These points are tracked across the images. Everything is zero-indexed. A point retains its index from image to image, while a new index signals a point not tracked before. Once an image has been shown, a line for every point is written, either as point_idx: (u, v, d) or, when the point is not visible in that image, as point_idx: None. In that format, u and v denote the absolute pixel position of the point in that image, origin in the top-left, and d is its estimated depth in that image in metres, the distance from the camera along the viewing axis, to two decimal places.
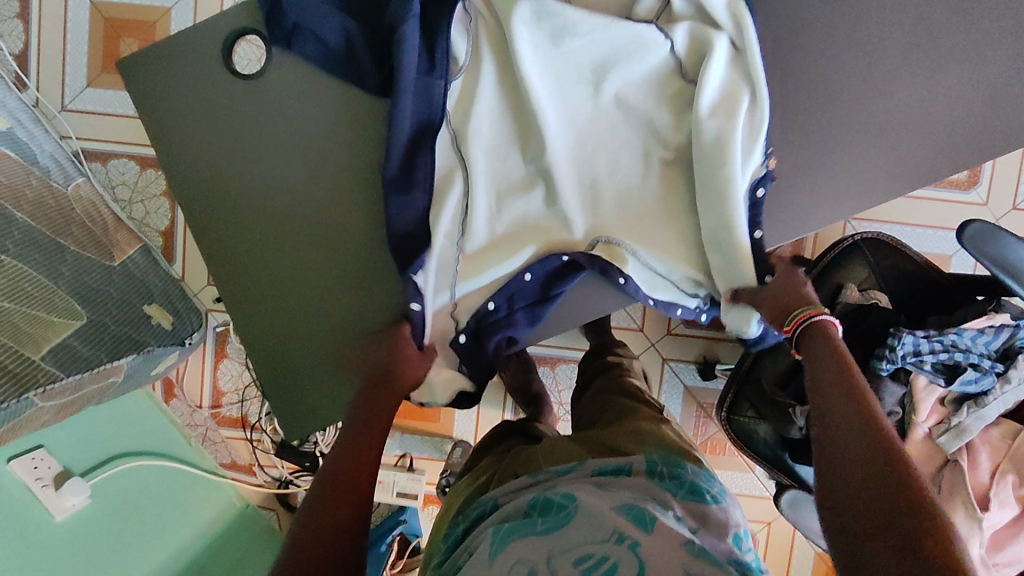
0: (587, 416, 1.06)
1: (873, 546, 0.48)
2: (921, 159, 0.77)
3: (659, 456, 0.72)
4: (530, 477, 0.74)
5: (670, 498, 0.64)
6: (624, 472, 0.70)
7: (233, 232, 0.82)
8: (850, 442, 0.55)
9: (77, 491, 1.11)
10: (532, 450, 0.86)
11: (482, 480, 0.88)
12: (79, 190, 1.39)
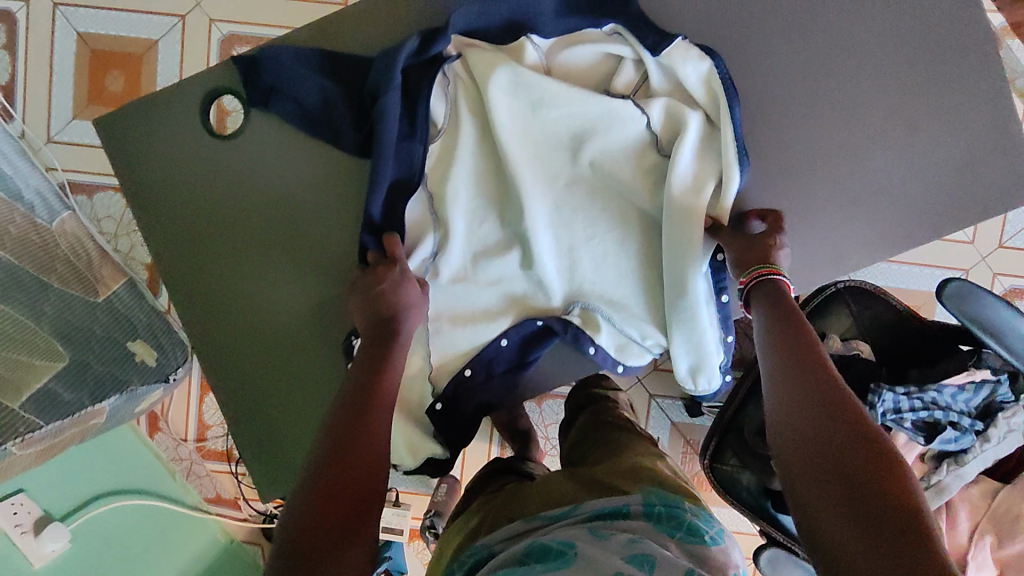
0: (578, 452, 1.00)
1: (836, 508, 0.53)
2: (894, 229, 0.78)
3: (655, 495, 0.69)
4: (524, 522, 0.71)
5: (669, 541, 0.60)
6: (621, 514, 0.65)
7: (213, 286, 0.82)
8: (824, 436, 0.57)
9: (57, 538, 1.15)
10: (530, 489, 0.82)
11: (473, 523, 0.81)
12: (65, 225, 1.37)
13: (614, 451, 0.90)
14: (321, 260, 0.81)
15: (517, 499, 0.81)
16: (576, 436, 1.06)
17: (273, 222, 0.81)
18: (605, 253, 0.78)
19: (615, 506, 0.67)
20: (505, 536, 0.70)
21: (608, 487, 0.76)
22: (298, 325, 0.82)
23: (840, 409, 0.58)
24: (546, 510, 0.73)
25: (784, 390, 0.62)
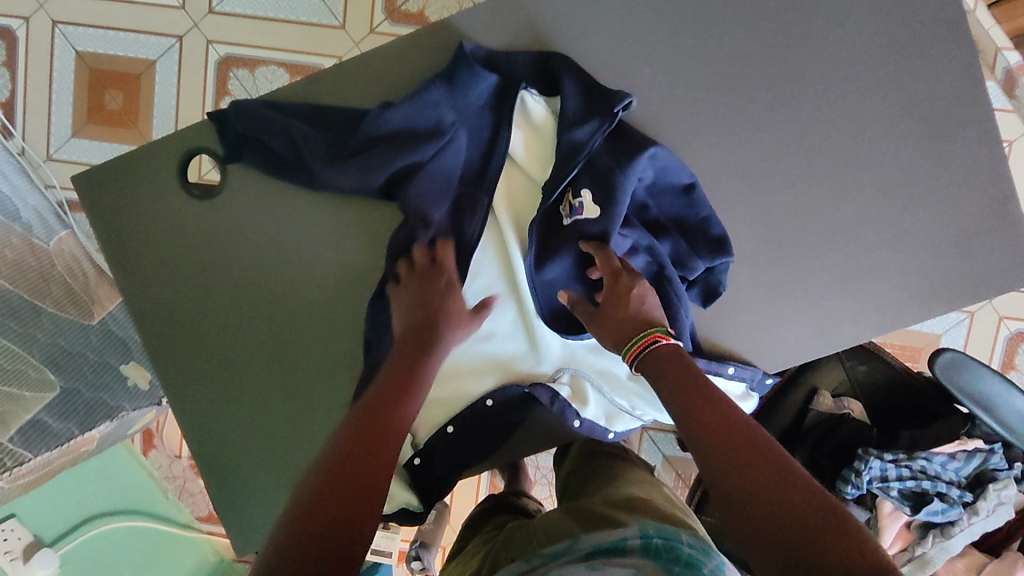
0: (571, 487, 0.92)
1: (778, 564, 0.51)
2: (872, 305, 0.82)
3: (655, 525, 0.62)
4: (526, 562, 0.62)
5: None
6: (618, 548, 0.58)
7: (190, 337, 0.81)
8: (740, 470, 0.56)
9: (46, 563, 1.16)
10: (531, 534, 0.75)
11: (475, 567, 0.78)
12: (62, 243, 1.38)
13: (612, 483, 0.82)
14: (306, 314, 0.82)
15: (516, 547, 0.73)
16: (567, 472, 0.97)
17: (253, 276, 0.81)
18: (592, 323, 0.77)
19: (613, 540, 0.59)
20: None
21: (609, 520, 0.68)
22: (278, 384, 0.82)
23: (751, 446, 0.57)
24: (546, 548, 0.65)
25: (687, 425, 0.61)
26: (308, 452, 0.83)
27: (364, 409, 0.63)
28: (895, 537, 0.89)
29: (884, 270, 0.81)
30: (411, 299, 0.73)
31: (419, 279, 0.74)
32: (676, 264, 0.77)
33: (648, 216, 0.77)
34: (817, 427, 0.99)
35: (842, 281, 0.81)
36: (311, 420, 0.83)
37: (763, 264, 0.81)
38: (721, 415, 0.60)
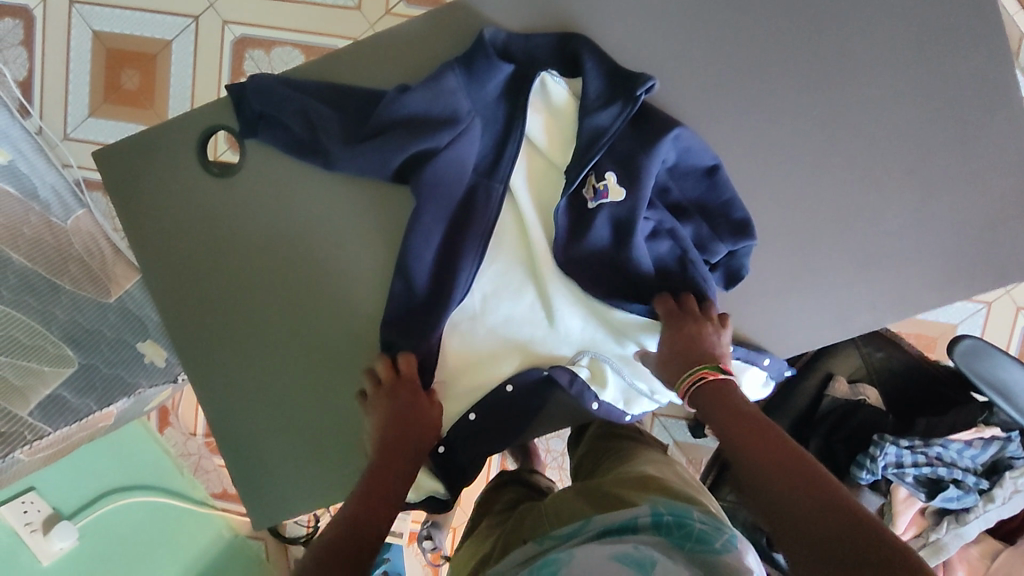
0: (584, 467, 0.93)
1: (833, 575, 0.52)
2: (891, 290, 0.81)
3: (666, 504, 0.64)
4: (536, 544, 0.65)
5: (676, 554, 0.55)
6: (629, 528, 0.60)
7: (208, 315, 0.82)
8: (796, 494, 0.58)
9: (65, 536, 1.17)
10: (543, 513, 0.77)
11: (488, 547, 0.80)
12: (80, 222, 1.40)
13: (624, 463, 0.83)
14: (326, 293, 0.82)
15: (527, 528, 0.75)
16: (581, 453, 0.98)
17: (272, 255, 0.81)
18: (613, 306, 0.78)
19: (624, 519, 0.61)
20: (516, 559, 0.64)
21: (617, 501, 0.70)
22: (296, 362, 0.82)
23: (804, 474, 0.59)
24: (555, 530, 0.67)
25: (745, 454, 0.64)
26: (329, 430, 0.83)
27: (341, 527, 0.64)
28: (909, 522, 0.90)
29: (904, 256, 0.80)
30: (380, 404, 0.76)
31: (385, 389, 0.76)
32: (696, 247, 0.78)
33: (670, 199, 0.76)
34: (832, 413, 0.99)
35: (861, 266, 0.80)
36: (330, 399, 0.83)
37: (783, 248, 0.80)
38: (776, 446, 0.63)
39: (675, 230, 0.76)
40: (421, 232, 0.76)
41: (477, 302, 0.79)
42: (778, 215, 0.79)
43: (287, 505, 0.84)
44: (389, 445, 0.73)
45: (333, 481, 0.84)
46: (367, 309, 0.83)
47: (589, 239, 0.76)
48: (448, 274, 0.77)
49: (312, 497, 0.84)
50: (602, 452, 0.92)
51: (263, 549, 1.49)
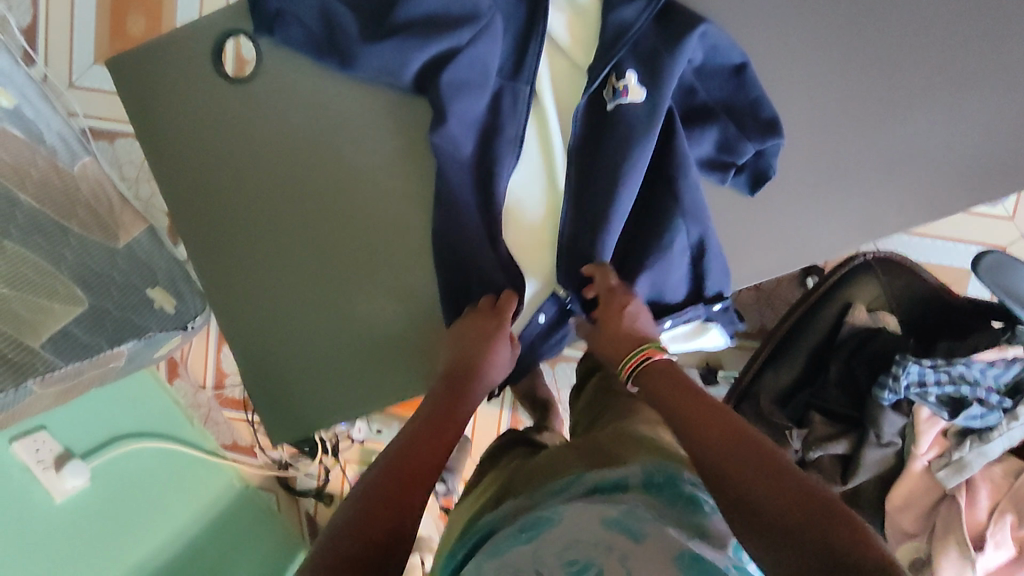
0: (583, 423, 0.84)
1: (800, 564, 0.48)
2: (923, 199, 0.78)
3: (655, 462, 0.58)
4: (525, 498, 0.60)
5: (667, 513, 0.50)
6: (620, 487, 0.55)
7: (225, 227, 0.80)
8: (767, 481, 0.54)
9: (78, 474, 1.11)
10: (532, 467, 0.70)
11: (483, 493, 0.76)
12: (85, 168, 1.35)
13: (624, 414, 0.74)
14: (342, 202, 0.80)
15: (519, 479, 0.69)
16: (582, 407, 0.89)
17: (287, 164, 0.79)
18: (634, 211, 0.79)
19: (614, 478, 0.56)
20: (507, 511, 0.59)
21: (608, 452, 0.63)
22: (312, 277, 0.81)
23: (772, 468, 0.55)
24: (547, 482, 0.61)
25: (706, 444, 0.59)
26: (346, 345, 0.82)
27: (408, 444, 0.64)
28: (931, 441, 0.89)
29: (937, 161, 0.77)
30: (463, 344, 0.76)
31: (478, 314, 0.77)
32: (722, 149, 0.76)
33: (696, 99, 0.76)
34: (850, 340, 0.98)
35: (889, 168, 0.77)
36: (348, 313, 0.82)
37: (811, 155, 0.78)
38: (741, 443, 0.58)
39: (698, 134, 0.76)
40: (445, 136, 0.75)
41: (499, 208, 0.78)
42: (808, 121, 0.77)
43: (306, 420, 0.84)
44: (449, 398, 0.71)
45: (350, 398, 0.83)
46: (386, 220, 0.81)
47: (615, 140, 0.75)
48: (469, 178, 0.77)
49: (330, 413, 0.84)
50: (598, 406, 0.83)
51: (275, 502, 1.54)
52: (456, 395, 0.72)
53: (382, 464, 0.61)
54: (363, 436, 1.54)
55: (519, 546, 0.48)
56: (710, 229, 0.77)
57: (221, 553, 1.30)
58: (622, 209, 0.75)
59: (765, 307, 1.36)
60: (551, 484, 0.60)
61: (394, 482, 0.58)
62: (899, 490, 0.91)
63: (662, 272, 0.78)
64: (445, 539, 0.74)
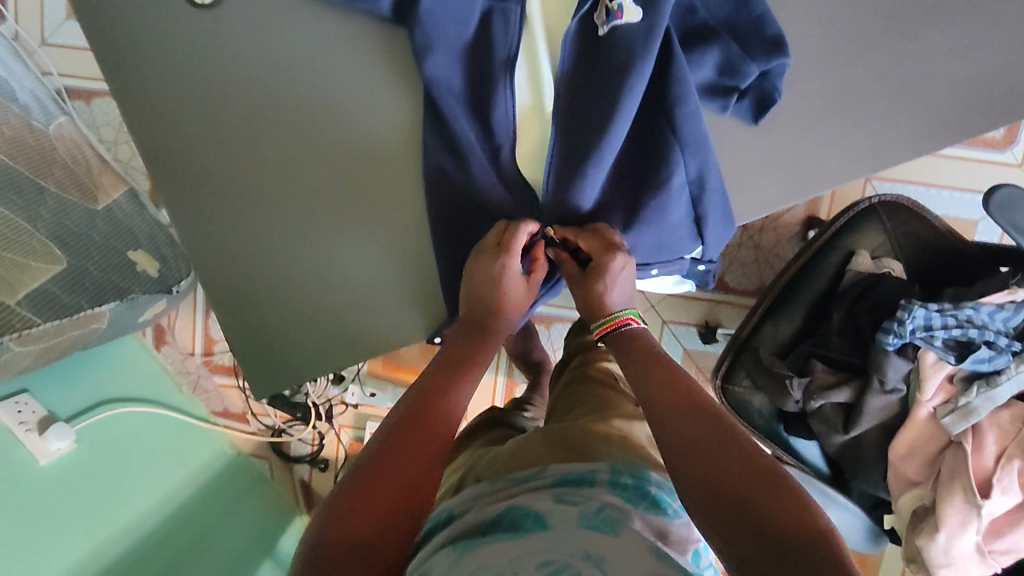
0: (558, 405, 0.84)
1: (749, 543, 0.50)
2: (933, 127, 0.74)
3: (623, 462, 0.60)
4: (488, 484, 0.61)
5: (632, 513, 0.52)
6: (586, 481, 0.56)
7: (194, 164, 0.75)
8: (729, 455, 0.55)
9: (63, 436, 1.07)
10: (495, 452, 0.70)
11: (459, 461, 0.78)
12: (63, 129, 1.30)
13: (597, 405, 0.74)
14: (322, 137, 0.76)
15: (481, 464, 0.69)
16: (559, 390, 0.88)
17: (261, 96, 0.75)
18: (630, 146, 0.75)
19: (582, 471, 0.58)
20: (467, 498, 0.60)
21: (577, 441, 0.64)
22: (289, 219, 0.76)
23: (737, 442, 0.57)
24: (511, 472, 0.62)
25: (675, 414, 0.61)
26: (331, 290, 0.78)
27: (415, 396, 0.65)
28: (936, 389, 0.86)
29: (946, 87, 0.73)
30: (486, 298, 0.73)
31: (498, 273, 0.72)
32: (725, 72, 0.72)
33: (697, 19, 0.71)
34: (855, 286, 0.94)
35: (897, 92, 0.73)
36: (330, 256, 0.77)
37: (817, 83, 0.74)
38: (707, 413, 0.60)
39: (699, 56, 0.71)
40: (435, 66, 0.71)
41: (485, 141, 0.74)
42: (813, 45, 0.73)
43: (281, 374, 0.79)
44: (468, 352, 0.72)
45: (332, 348, 0.79)
46: (371, 155, 0.76)
47: (612, 66, 0.70)
48: (452, 108, 0.72)
49: (308, 365, 0.79)
50: (573, 392, 0.82)
51: (268, 469, 1.52)
52: (473, 350, 0.73)
53: (394, 417, 0.62)
54: (357, 401, 1.52)
55: (493, 545, 0.48)
56: (710, 163, 0.71)
57: (215, 518, 1.27)
58: (614, 140, 0.70)
59: (765, 265, 1.33)
60: (514, 474, 0.61)
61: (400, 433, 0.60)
62: (903, 437, 0.88)
63: (659, 216, 0.75)
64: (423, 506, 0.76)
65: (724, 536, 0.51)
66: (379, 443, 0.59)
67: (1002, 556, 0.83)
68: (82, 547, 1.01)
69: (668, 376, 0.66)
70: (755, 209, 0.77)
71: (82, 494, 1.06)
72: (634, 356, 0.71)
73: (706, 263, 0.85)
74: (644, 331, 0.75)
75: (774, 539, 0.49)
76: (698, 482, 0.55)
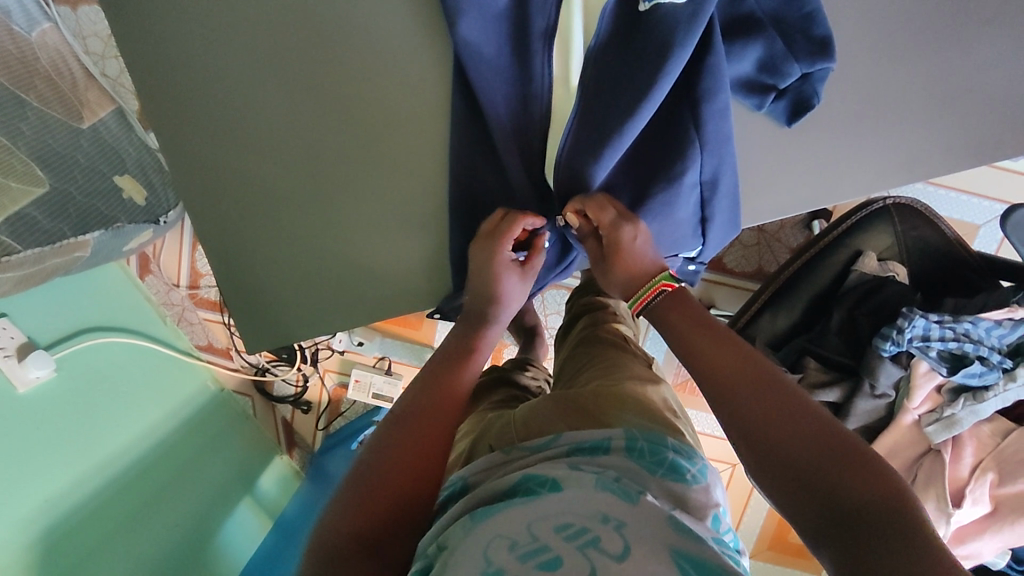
0: (568, 369, 0.81)
1: (818, 512, 0.50)
2: (966, 141, 0.72)
3: (639, 428, 0.57)
4: (503, 451, 0.57)
5: (649, 482, 0.50)
6: (601, 450, 0.54)
7: (195, 104, 0.70)
8: (782, 423, 0.55)
9: (42, 364, 1.04)
10: (508, 417, 0.66)
11: (468, 422, 0.75)
12: (47, 38, 1.17)
13: (608, 370, 0.71)
14: (335, 87, 0.71)
15: (494, 430, 0.65)
16: (568, 353, 0.86)
17: (273, 36, 0.69)
18: (650, 133, 0.71)
19: (597, 439, 0.55)
20: (482, 465, 0.56)
21: (590, 409, 0.61)
22: (294, 174, 0.73)
23: (789, 405, 0.56)
24: (525, 440, 0.59)
25: (721, 383, 0.59)
26: (334, 249, 0.75)
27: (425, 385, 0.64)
28: (924, 396, 0.88)
29: (983, 101, 0.71)
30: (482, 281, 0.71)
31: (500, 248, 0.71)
32: (766, 68, 0.68)
33: (744, 7, 0.67)
34: (858, 288, 0.94)
35: (937, 104, 0.71)
36: (337, 215, 0.74)
37: (855, 85, 0.71)
38: (755, 375, 0.58)
39: (740, 49, 0.67)
40: (462, 30, 0.67)
41: (508, 111, 0.70)
42: (856, 44, 0.70)
43: (277, 330, 0.77)
44: (472, 342, 0.71)
45: (334, 307, 0.77)
46: (386, 111, 0.73)
47: (647, 50, 0.66)
48: (477, 73, 0.68)
49: (308, 324, 0.78)
50: (585, 354, 0.80)
51: (251, 406, 1.51)
52: (472, 335, 0.72)
53: (405, 411, 0.61)
54: (344, 348, 1.51)
55: (508, 510, 0.45)
56: (726, 165, 0.69)
57: (195, 456, 1.26)
58: (633, 131, 0.68)
59: (766, 250, 1.32)
60: (528, 442, 0.58)
61: (410, 425, 0.59)
62: (884, 439, 0.92)
63: (666, 211, 0.73)
64: None
65: (803, 518, 0.51)
66: (384, 442, 0.58)
67: (963, 560, 0.89)
68: (65, 478, 1.01)
69: (707, 335, 0.63)
70: (767, 213, 0.75)
71: (61, 422, 1.05)
72: (668, 317, 0.67)
73: (698, 264, 0.83)
74: (687, 291, 0.68)
75: (844, 510, 0.49)
76: (758, 457, 0.55)
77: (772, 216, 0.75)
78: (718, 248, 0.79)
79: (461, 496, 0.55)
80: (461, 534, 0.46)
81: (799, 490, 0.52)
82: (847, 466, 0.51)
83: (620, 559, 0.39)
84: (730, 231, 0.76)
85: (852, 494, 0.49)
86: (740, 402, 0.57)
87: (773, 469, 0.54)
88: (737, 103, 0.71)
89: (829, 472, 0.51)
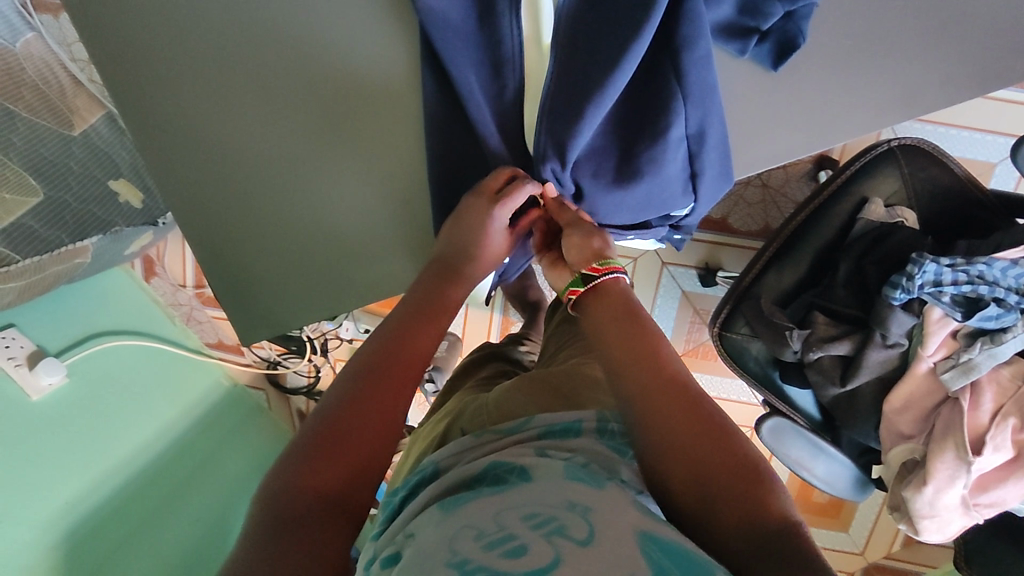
0: (551, 347, 0.80)
1: (732, 534, 0.45)
2: (967, 71, 0.68)
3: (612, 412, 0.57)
4: (474, 436, 0.56)
5: (619, 466, 0.49)
6: (572, 432, 0.53)
7: (166, 98, 0.68)
8: (697, 433, 0.50)
9: (53, 371, 1.06)
10: (483, 399, 0.65)
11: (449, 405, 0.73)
12: (31, 48, 1.10)
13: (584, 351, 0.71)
14: (303, 66, 0.69)
15: (467, 414, 0.64)
16: (552, 327, 0.85)
17: (239, 19, 0.68)
18: (630, 89, 0.68)
19: (568, 421, 0.54)
20: (453, 450, 0.55)
21: (564, 393, 0.60)
22: (271, 161, 0.71)
23: (703, 419, 0.52)
24: (499, 423, 0.57)
25: (640, 387, 0.55)
26: (317, 234, 0.74)
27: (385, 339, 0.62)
28: (938, 344, 0.86)
29: (982, 28, 0.67)
30: (459, 243, 0.71)
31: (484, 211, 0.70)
32: (746, 10, 0.65)
33: None
34: (866, 236, 0.91)
35: (933, 35, 0.67)
36: (315, 199, 0.73)
37: (841, 22, 0.67)
38: (672, 383, 0.55)
39: None
40: None
41: (480, 78, 0.68)
42: None
43: (268, 318, 0.77)
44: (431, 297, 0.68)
45: (320, 293, 0.76)
46: (357, 88, 0.71)
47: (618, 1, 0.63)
48: (445, 41, 0.66)
49: (297, 312, 0.77)
50: (568, 331, 0.79)
51: (265, 399, 1.53)
52: (440, 293, 0.69)
53: (376, 367, 0.59)
54: (351, 336, 1.52)
55: (476, 500, 0.44)
56: (713, 116, 0.66)
57: (212, 452, 1.28)
58: (615, 89, 0.64)
59: (771, 206, 1.28)
60: (501, 425, 0.57)
61: (386, 388, 0.58)
62: (900, 390, 0.89)
63: (653, 169, 0.70)
64: (417, 442, 0.71)
65: (717, 539, 0.45)
66: (344, 395, 0.56)
67: (986, 509, 0.86)
68: (83, 479, 1.03)
69: (631, 341, 0.60)
70: (763, 161, 0.72)
71: (75, 427, 1.06)
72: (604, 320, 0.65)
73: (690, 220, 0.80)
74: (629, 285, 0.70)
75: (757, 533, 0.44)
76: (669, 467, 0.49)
77: (762, 167, 0.72)
78: (711, 203, 0.76)
79: (432, 480, 0.52)
80: (432, 518, 0.44)
81: (705, 505, 0.47)
82: (753, 487, 0.47)
83: (585, 544, 0.37)
84: (720, 184, 0.73)
85: (763, 516, 0.45)
86: (655, 407, 0.53)
87: (685, 483, 0.48)
88: (719, 50, 0.68)
89: (737, 490, 0.47)
